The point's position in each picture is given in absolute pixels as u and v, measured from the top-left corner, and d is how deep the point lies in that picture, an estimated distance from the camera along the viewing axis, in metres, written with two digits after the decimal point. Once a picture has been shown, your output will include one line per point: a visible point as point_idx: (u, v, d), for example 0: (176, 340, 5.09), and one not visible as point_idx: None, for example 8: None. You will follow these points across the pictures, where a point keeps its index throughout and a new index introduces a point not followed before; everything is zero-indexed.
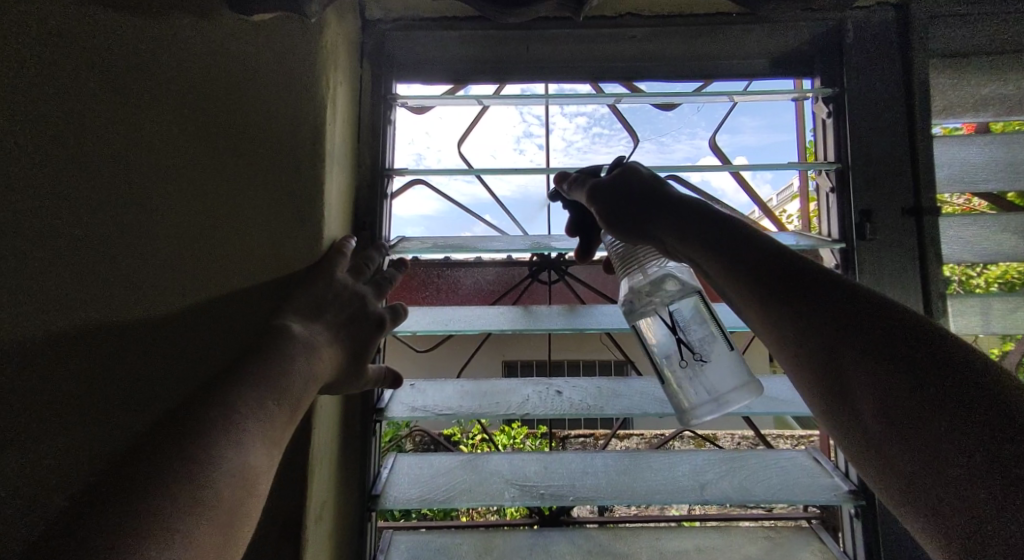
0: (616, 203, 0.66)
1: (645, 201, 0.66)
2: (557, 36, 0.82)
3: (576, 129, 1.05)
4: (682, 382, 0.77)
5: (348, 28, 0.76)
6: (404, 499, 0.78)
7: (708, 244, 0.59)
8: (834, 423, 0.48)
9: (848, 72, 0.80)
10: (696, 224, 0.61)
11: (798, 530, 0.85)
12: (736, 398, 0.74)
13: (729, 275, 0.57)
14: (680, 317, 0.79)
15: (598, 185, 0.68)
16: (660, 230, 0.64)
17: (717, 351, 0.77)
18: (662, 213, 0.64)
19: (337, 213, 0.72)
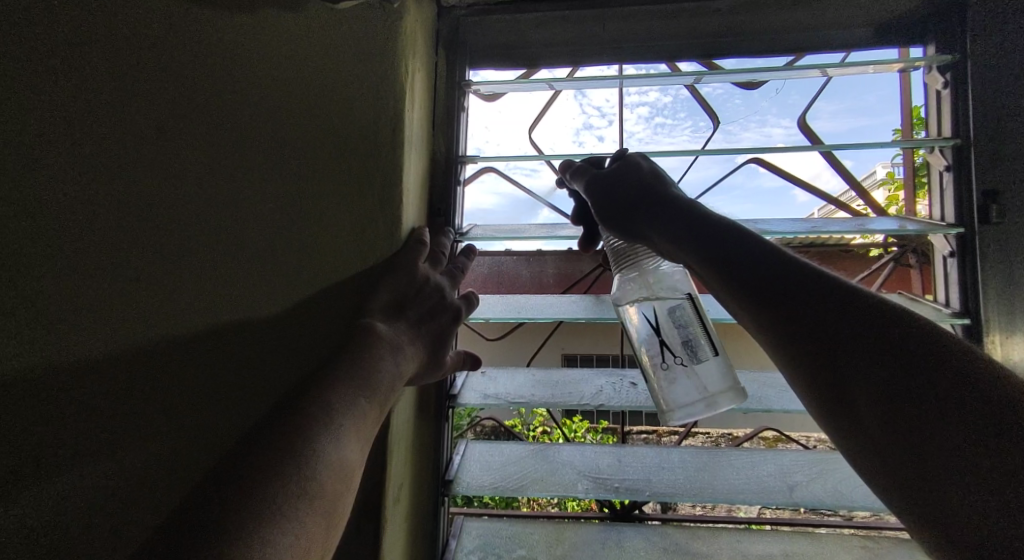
0: (608, 201, 0.69)
1: (637, 201, 0.68)
2: (637, 13, 0.79)
3: (638, 119, 0.98)
4: (666, 381, 0.73)
5: (425, 15, 0.76)
6: (477, 485, 0.78)
7: (704, 247, 0.61)
8: (844, 430, 0.50)
9: (972, 36, 0.71)
10: (687, 228, 0.64)
11: (899, 541, 0.78)
12: (724, 400, 0.71)
13: (731, 279, 0.59)
14: (669, 315, 0.74)
15: (598, 183, 0.70)
16: (657, 232, 0.67)
17: (706, 351, 0.73)
18: (658, 216, 0.66)
19: (413, 201, 0.72)
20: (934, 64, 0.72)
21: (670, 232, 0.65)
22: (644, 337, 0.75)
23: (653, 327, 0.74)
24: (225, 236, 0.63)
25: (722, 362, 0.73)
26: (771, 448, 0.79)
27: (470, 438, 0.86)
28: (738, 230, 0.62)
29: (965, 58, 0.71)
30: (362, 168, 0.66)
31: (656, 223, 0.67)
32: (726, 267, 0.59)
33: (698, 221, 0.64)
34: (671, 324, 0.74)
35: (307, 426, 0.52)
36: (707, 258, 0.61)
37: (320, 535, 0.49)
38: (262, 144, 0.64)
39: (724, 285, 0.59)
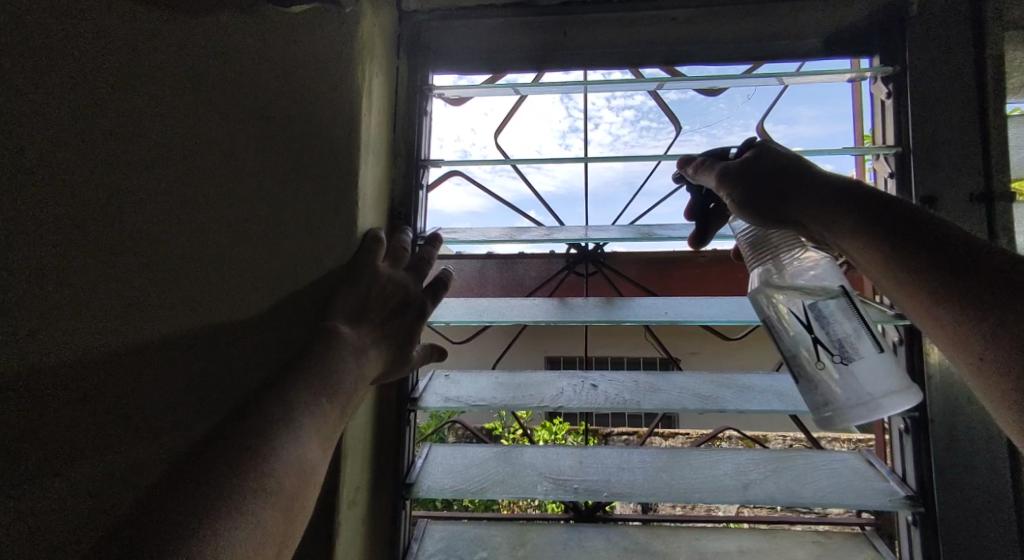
0: (751, 182, 0.65)
1: (784, 182, 0.65)
2: (596, 20, 0.80)
3: (625, 122, 1.01)
4: (824, 384, 0.63)
5: (383, 20, 0.76)
6: (438, 488, 0.78)
7: (865, 220, 0.60)
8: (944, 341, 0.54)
9: (912, 48, 0.74)
10: (849, 204, 0.62)
11: (851, 536, 0.80)
12: (891, 403, 0.61)
13: (873, 241, 0.60)
14: (820, 309, 0.65)
15: (737, 167, 0.66)
16: (806, 212, 0.65)
17: (865, 348, 0.63)
18: (807, 195, 0.64)
19: (371, 204, 0.72)
20: (877, 75, 0.75)
21: (822, 209, 0.63)
22: (795, 333, 0.66)
23: (805, 322, 0.65)
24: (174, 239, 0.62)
25: (890, 361, 0.63)
26: (728, 448, 0.81)
27: (433, 441, 0.87)
28: (901, 200, 0.60)
29: (905, 69, 0.74)
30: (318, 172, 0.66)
31: (806, 203, 0.64)
32: (878, 235, 0.59)
33: (853, 197, 0.62)
34: (824, 320, 0.64)
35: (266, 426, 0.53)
36: (860, 230, 0.61)
37: (280, 536, 0.49)
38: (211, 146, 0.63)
39: (869, 242, 0.60)
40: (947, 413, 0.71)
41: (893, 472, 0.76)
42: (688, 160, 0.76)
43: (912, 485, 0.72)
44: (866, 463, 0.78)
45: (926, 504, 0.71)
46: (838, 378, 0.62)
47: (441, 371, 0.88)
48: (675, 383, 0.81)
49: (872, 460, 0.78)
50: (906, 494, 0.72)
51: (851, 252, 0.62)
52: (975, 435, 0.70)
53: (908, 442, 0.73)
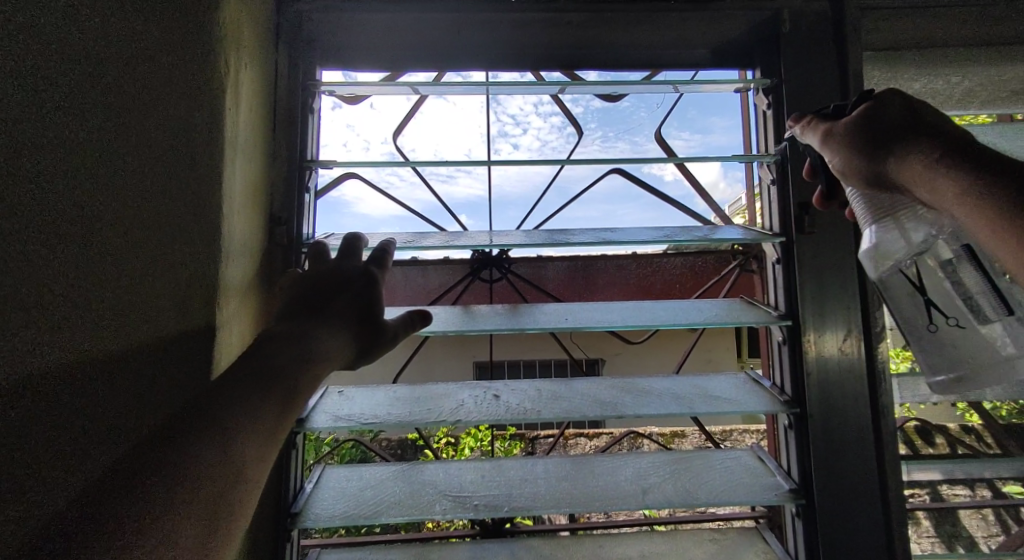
0: (862, 145, 0.60)
1: (899, 142, 0.59)
2: (490, 20, 0.77)
3: (552, 128, 1.02)
4: (960, 343, 0.64)
5: (255, 7, 0.70)
6: (328, 516, 0.72)
7: (984, 184, 0.54)
8: None
9: (786, 61, 0.78)
10: (972, 161, 0.56)
11: (745, 530, 0.83)
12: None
13: (976, 203, 0.54)
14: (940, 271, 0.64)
15: (852, 124, 0.61)
16: (914, 174, 0.58)
17: (986, 306, 0.62)
18: (923, 154, 0.57)
19: (239, 208, 0.66)
20: (758, 87, 0.79)
21: (929, 167, 0.57)
22: (914, 297, 0.65)
23: (917, 287, 0.65)
24: None
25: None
26: (630, 453, 0.81)
27: (326, 463, 0.80)
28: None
29: (782, 82, 0.78)
30: None
31: (917, 164, 0.58)
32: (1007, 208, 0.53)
33: (984, 159, 0.56)
34: (941, 282, 0.64)
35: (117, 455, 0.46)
36: (985, 206, 0.54)
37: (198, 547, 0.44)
38: None
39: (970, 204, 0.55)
40: (824, 408, 0.74)
41: (780, 467, 0.79)
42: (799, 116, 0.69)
43: (796, 479, 0.76)
44: (756, 459, 0.81)
45: (807, 495, 0.74)
46: (964, 338, 0.64)
47: (334, 388, 0.82)
48: (578, 390, 0.80)
49: (761, 456, 0.81)
50: (789, 487, 0.75)
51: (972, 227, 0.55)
52: (848, 427, 0.74)
53: (792, 437, 0.76)
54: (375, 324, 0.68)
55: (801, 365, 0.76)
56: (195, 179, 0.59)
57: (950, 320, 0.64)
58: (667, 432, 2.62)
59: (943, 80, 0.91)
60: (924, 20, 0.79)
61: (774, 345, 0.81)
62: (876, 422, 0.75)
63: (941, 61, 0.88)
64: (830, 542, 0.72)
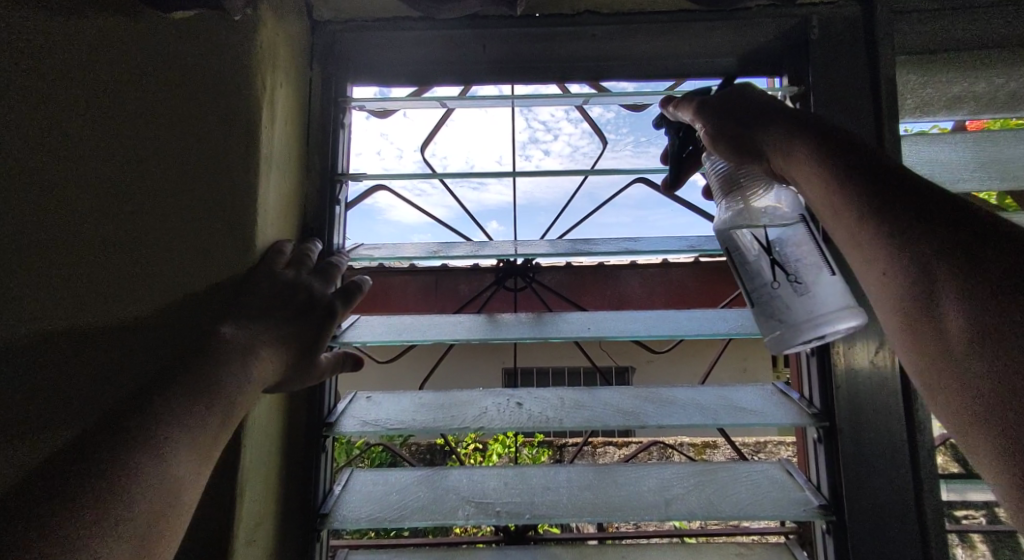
0: (727, 115, 0.69)
1: (751, 118, 0.69)
2: (512, 35, 0.80)
3: (584, 134, 1.03)
4: (790, 300, 0.67)
5: (291, 28, 0.74)
6: (353, 517, 0.74)
7: (821, 142, 0.63)
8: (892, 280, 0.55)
9: (814, 68, 0.77)
10: (806, 128, 0.65)
11: (773, 546, 0.81)
12: (846, 318, 0.66)
13: (819, 161, 0.63)
14: (780, 240, 0.70)
15: (708, 102, 0.70)
16: (769, 138, 0.68)
17: (818, 271, 0.68)
18: (773, 122, 0.68)
19: (276, 219, 0.69)
20: (786, 94, 0.78)
21: (786, 133, 0.67)
22: (758, 256, 0.70)
23: (763, 247, 0.70)
24: (70, 258, 0.60)
25: (841, 282, 0.68)
26: (653, 463, 0.80)
27: (354, 467, 0.83)
28: (861, 140, 0.63)
29: (809, 89, 0.78)
30: (212, 184, 0.63)
31: (769, 130, 0.68)
32: (852, 185, 0.59)
33: (819, 125, 0.66)
34: (785, 247, 0.70)
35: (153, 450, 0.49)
36: (834, 174, 0.61)
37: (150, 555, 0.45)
38: (106, 162, 0.61)
39: (812, 161, 0.64)
40: (854, 422, 0.73)
41: (809, 482, 0.77)
42: (669, 98, 0.78)
43: (827, 495, 0.74)
44: (785, 473, 0.79)
45: (838, 512, 0.72)
46: (797, 294, 0.67)
47: (362, 393, 0.84)
48: (601, 399, 0.80)
49: (791, 470, 0.80)
50: (819, 503, 0.73)
51: (817, 199, 0.64)
52: (880, 442, 0.72)
53: (820, 451, 0.75)
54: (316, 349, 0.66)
55: (831, 377, 0.74)
56: (232, 192, 0.63)
57: (791, 278, 0.68)
58: (700, 444, 2.56)
59: (984, 84, 0.88)
60: (962, 23, 0.77)
61: (802, 357, 0.80)
62: (912, 438, 0.72)
63: (984, 64, 0.85)
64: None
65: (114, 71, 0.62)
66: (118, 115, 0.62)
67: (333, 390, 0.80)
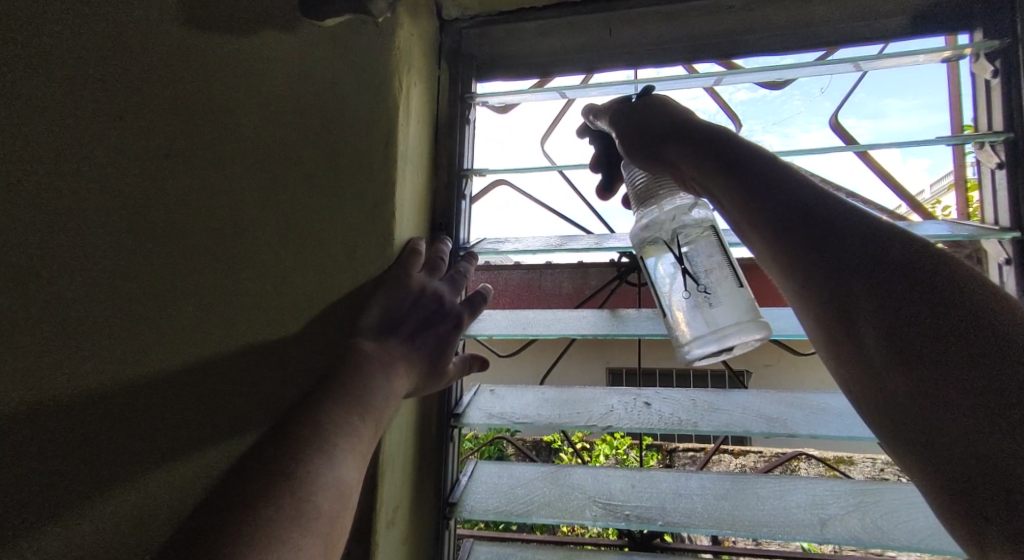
0: (637, 129, 0.69)
1: (662, 129, 0.68)
2: (641, 16, 0.76)
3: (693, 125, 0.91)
4: (687, 312, 0.73)
5: (423, 29, 0.76)
6: (481, 509, 0.75)
7: (723, 166, 0.61)
8: (807, 306, 0.53)
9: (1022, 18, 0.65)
10: (710, 149, 0.63)
11: None
12: (738, 334, 0.68)
13: (723, 187, 0.61)
14: (693, 250, 0.73)
15: (623, 113, 0.71)
16: (675, 154, 0.67)
17: (726, 283, 0.71)
18: (680, 137, 0.66)
19: (410, 214, 0.71)
20: (980, 52, 0.67)
21: (690, 150, 0.65)
22: (668, 266, 0.75)
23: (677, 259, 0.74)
24: (238, 252, 0.67)
25: (745, 294, 0.70)
26: (803, 477, 0.72)
27: (479, 458, 0.83)
28: (769, 164, 0.59)
29: (1016, 43, 0.66)
30: (355, 184, 0.67)
31: (677, 146, 0.66)
32: (754, 202, 0.57)
33: (725, 146, 0.63)
34: (695, 258, 0.73)
35: (320, 435, 0.53)
36: (737, 194, 0.59)
37: (320, 537, 0.48)
38: (267, 166, 0.68)
39: (722, 183, 0.61)
40: None
41: None
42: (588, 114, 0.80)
43: None
44: None
45: None
46: (699, 306, 0.72)
47: (485, 386, 0.85)
48: (738, 403, 0.74)
49: None
50: None
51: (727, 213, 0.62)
52: None
53: None
54: (438, 370, 0.67)
55: None
56: (374, 190, 0.66)
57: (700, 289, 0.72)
58: (832, 459, 2.30)
59: None
60: None
61: None
62: None
63: None
64: None
65: (270, 84, 0.68)
66: (273, 124, 0.68)
67: (460, 382, 0.82)
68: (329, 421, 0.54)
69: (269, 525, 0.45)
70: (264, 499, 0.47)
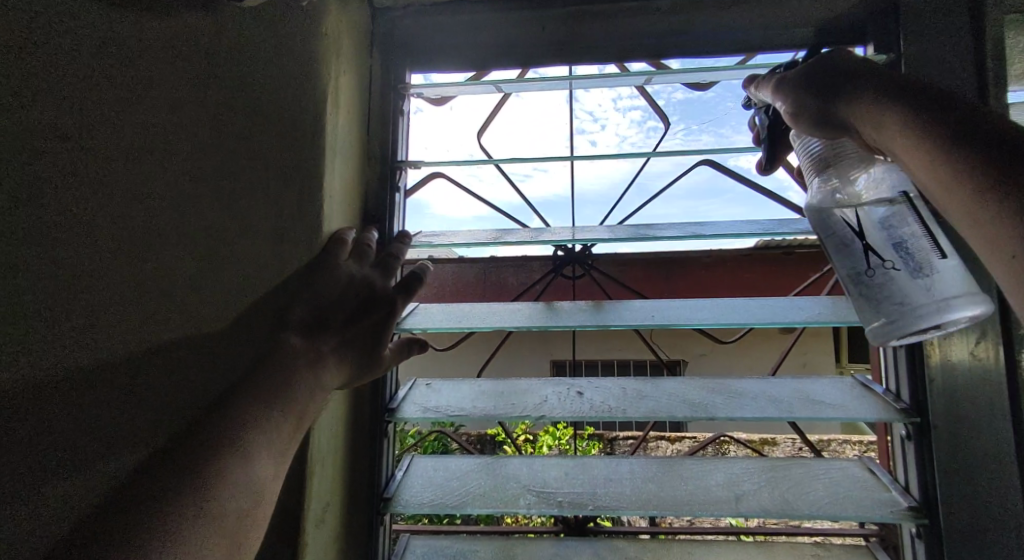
0: (807, 86, 0.61)
1: (841, 83, 0.60)
2: (571, 14, 0.78)
3: (632, 123, 0.94)
4: (876, 285, 0.62)
5: (353, 15, 0.74)
6: (417, 503, 0.75)
7: (925, 108, 0.53)
8: (978, 224, 0.47)
9: (908, 33, 0.72)
10: (912, 94, 0.55)
11: (852, 548, 0.75)
12: (962, 305, 0.59)
13: (925, 122, 0.52)
14: (880, 219, 0.63)
15: (788, 76, 0.63)
16: (858, 109, 0.58)
17: (930, 251, 0.61)
18: (870, 87, 0.57)
19: (339, 205, 0.69)
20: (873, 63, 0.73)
21: (875, 102, 0.56)
22: (846, 238, 0.64)
23: (858, 230, 0.64)
24: None
25: (956, 264, 0.61)
26: (724, 458, 0.77)
27: (415, 453, 0.83)
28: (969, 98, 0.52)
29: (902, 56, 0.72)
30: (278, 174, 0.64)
31: (863, 97, 0.57)
32: (934, 124, 0.51)
33: (917, 89, 0.55)
34: (880, 227, 0.63)
35: (231, 436, 0.51)
36: (921, 123, 0.52)
37: (227, 540, 0.47)
38: None
39: (906, 117, 0.54)
40: (949, 420, 0.66)
41: (896, 483, 0.71)
42: (752, 78, 0.71)
43: (916, 496, 0.68)
44: (868, 472, 0.74)
45: (929, 515, 0.66)
46: (891, 280, 0.61)
47: (422, 380, 0.85)
48: (665, 389, 0.78)
49: (874, 469, 0.74)
50: (908, 505, 0.67)
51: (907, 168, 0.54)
52: (980, 442, 0.65)
53: (909, 450, 0.69)
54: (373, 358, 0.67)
55: (923, 371, 0.68)
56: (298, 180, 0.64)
57: (886, 261, 0.62)
58: (757, 440, 2.45)
59: None
60: None
61: (888, 349, 0.74)
62: None
63: None
64: None
65: None
66: None
67: (394, 377, 0.81)
68: (244, 421, 0.52)
69: (179, 530, 0.44)
70: (173, 502, 0.45)
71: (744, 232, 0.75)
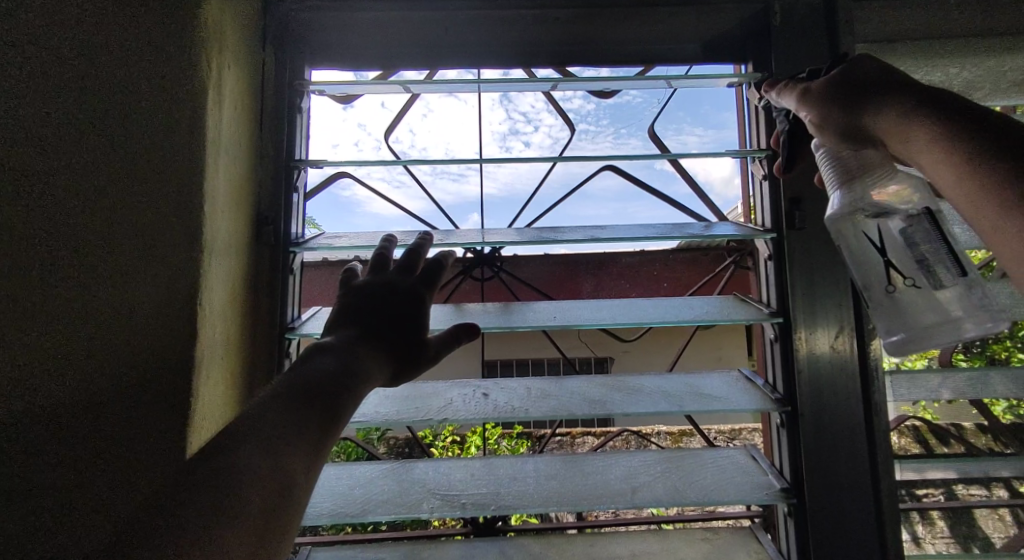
0: (834, 98, 0.61)
1: (865, 95, 0.60)
2: (473, 18, 0.78)
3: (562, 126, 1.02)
4: (905, 305, 0.62)
5: (242, 5, 0.71)
6: (316, 513, 0.72)
7: (947, 123, 0.54)
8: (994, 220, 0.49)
9: (779, 54, 0.78)
10: (937, 110, 0.55)
11: (737, 529, 0.81)
12: (970, 327, 0.60)
13: (943, 135, 0.54)
14: (898, 233, 0.63)
15: (812, 88, 0.63)
16: (884, 121, 0.58)
17: (945, 270, 0.61)
18: (893, 102, 0.58)
19: (226, 205, 0.66)
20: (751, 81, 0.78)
21: (899, 116, 0.57)
22: (870, 252, 0.64)
23: (879, 245, 0.64)
24: None
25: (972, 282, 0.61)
26: (623, 451, 0.80)
27: None
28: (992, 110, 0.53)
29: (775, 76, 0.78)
30: None
31: (885, 113, 0.58)
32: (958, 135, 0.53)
33: (944, 104, 0.55)
34: (898, 242, 0.63)
35: None
36: (943, 138, 0.54)
37: None
38: None
39: (931, 131, 0.55)
40: (815, 408, 0.73)
41: (773, 467, 0.77)
42: (772, 84, 0.70)
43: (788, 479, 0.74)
44: (750, 458, 0.80)
45: (799, 495, 0.72)
46: (920, 299, 0.62)
47: None
48: (567, 389, 0.80)
49: (755, 455, 0.80)
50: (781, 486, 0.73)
51: (931, 175, 0.55)
52: (838, 426, 0.73)
53: (783, 436, 0.75)
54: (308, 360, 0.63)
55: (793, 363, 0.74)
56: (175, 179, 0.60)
57: (907, 280, 0.62)
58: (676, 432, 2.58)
59: (922, 71, 0.92)
60: (899, 15, 0.80)
61: (766, 344, 0.80)
62: (869, 422, 0.73)
63: (940, 52, 0.87)
64: (818, 540, 0.71)
65: None
66: None
67: None
68: None
69: None
70: None
71: (640, 234, 0.79)
